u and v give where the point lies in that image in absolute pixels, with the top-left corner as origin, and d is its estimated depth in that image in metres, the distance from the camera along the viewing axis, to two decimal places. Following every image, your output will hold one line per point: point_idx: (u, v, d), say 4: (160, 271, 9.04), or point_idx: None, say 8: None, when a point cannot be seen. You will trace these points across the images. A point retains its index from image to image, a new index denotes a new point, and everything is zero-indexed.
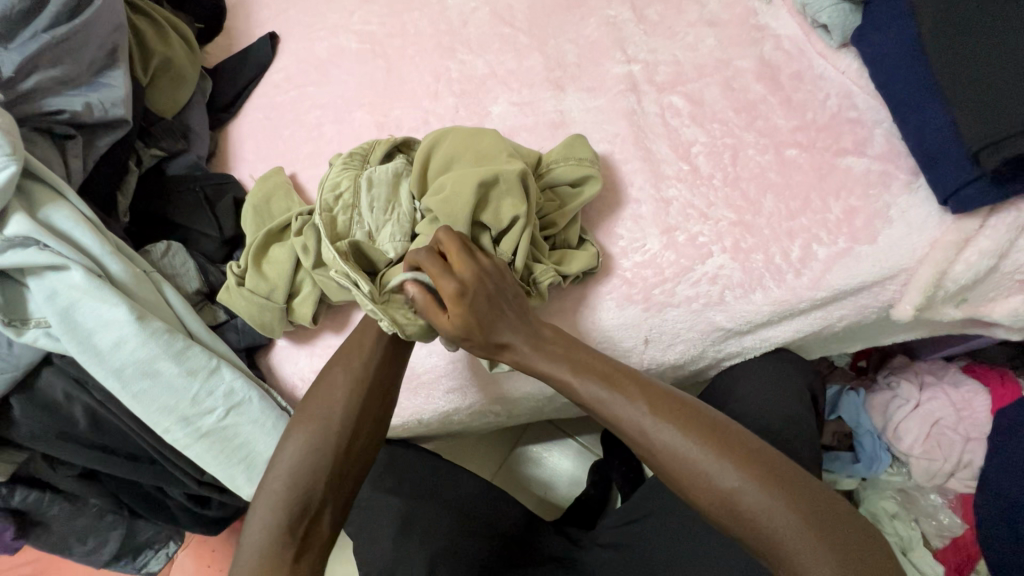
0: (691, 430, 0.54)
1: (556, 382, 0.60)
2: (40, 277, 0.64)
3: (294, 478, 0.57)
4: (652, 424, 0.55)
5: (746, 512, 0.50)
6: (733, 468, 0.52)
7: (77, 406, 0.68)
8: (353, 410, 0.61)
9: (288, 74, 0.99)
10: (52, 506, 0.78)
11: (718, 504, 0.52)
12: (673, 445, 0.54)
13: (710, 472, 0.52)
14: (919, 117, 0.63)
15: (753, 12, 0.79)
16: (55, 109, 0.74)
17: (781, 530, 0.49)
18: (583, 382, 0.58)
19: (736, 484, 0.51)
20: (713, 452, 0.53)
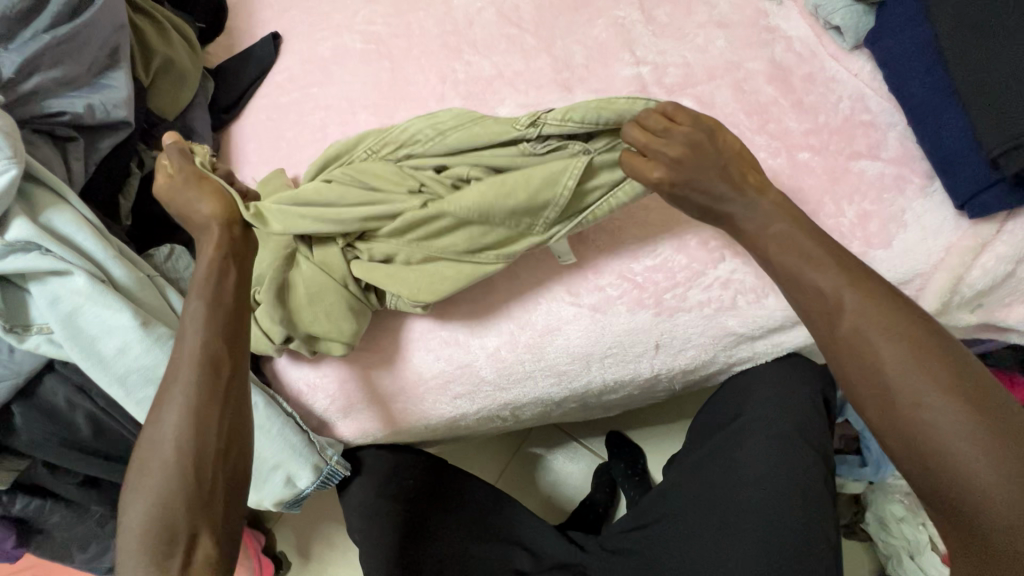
0: (913, 346, 0.51)
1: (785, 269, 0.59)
2: (43, 282, 0.63)
3: (148, 516, 0.53)
4: (870, 329, 0.53)
5: (946, 452, 0.47)
6: (943, 393, 0.49)
7: (80, 413, 0.67)
8: (185, 423, 0.56)
9: (291, 75, 0.98)
10: (52, 513, 0.77)
11: (910, 426, 0.49)
12: (901, 367, 0.51)
13: (912, 392, 0.50)
14: (936, 121, 0.62)
15: (763, 13, 0.79)
16: (56, 110, 0.73)
17: (964, 463, 0.47)
18: (819, 276, 0.56)
19: (940, 411, 0.48)
20: (915, 369, 0.50)
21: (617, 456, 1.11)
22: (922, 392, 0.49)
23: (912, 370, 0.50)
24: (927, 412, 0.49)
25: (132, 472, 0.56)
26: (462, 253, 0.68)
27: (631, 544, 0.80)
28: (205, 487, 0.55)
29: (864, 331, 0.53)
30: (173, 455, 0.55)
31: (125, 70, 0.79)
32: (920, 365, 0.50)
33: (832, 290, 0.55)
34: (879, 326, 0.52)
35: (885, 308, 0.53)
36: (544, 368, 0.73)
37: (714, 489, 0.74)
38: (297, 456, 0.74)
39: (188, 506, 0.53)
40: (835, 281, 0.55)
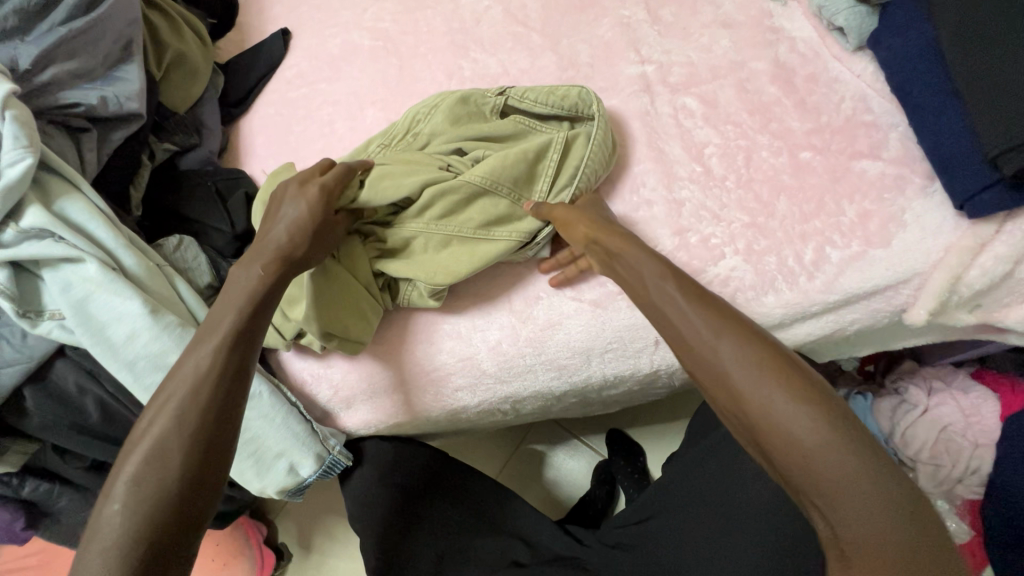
0: (753, 357, 0.50)
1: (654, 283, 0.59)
2: (56, 269, 0.65)
3: (123, 527, 0.50)
4: (730, 345, 0.51)
5: (812, 464, 0.46)
6: (791, 404, 0.47)
7: (89, 398, 0.69)
8: (195, 402, 0.56)
9: (299, 71, 0.99)
10: (60, 498, 0.78)
11: (773, 440, 0.48)
12: (756, 384, 0.49)
13: (769, 406, 0.48)
14: (936, 121, 0.63)
15: (767, 14, 0.79)
16: (71, 102, 0.75)
17: (833, 472, 0.45)
18: (683, 296, 0.56)
19: (798, 425, 0.47)
20: (766, 383, 0.49)
21: (616, 452, 1.11)
22: (775, 407, 0.48)
23: (764, 386, 0.49)
24: (786, 424, 0.47)
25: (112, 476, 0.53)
26: (478, 227, 0.71)
27: (628, 538, 0.81)
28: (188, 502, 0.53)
29: (722, 350, 0.52)
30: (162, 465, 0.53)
31: (138, 63, 0.81)
32: (774, 380, 0.49)
33: (685, 314, 0.55)
34: (733, 342, 0.51)
35: (730, 326, 0.53)
36: (544, 363, 0.74)
37: (713, 485, 0.75)
38: (300, 445, 0.75)
39: (172, 516, 0.51)
40: (702, 314, 0.54)
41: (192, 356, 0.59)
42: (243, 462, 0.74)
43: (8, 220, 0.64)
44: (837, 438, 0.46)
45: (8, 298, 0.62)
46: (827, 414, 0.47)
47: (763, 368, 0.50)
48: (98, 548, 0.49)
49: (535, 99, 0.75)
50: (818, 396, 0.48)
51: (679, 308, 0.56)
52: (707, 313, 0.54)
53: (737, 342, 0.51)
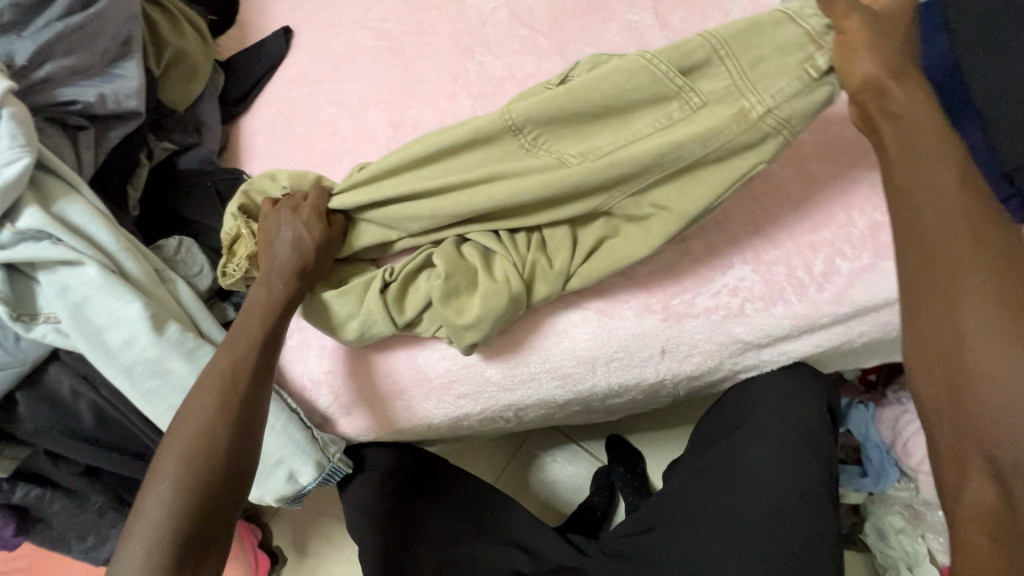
0: (1016, 319, 0.43)
1: (908, 217, 0.48)
2: (52, 271, 0.63)
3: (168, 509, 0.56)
4: (987, 281, 0.44)
5: (1018, 448, 0.41)
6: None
7: (83, 403, 0.67)
8: (213, 426, 0.60)
9: (302, 70, 0.98)
10: (51, 503, 0.76)
11: (989, 397, 0.42)
12: (999, 333, 0.43)
13: (1002, 358, 0.42)
14: (950, 134, 0.62)
15: None
16: (68, 99, 0.73)
17: None
18: (943, 227, 0.47)
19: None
20: (1003, 349, 0.42)
21: (617, 459, 1.10)
22: (1018, 368, 0.41)
23: (1011, 336, 0.42)
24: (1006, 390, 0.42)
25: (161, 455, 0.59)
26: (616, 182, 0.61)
27: (631, 549, 0.79)
28: (223, 500, 0.59)
29: (976, 288, 0.44)
30: (197, 465, 0.58)
31: (137, 60, 0.80)
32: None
33: (937, 223, 0.47)
34: (989, 275, 0.44)
35: (991, 263, 0.45)
36: (549, 371, 0.73)
37: (716, 498, 0.74)
38: (299, 452, 0.74)
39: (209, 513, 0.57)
40: (961, 229, 0.46)
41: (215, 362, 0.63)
42: None
43: (5, 220, 0.63)
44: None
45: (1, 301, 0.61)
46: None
47: (1011, 323, 0.43)
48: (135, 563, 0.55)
49: (633, 89, 0.58)
50: None
51: (935, 228, 0.47)
52: (974, 233, 0.46)
53: (994, 281, 0.44)
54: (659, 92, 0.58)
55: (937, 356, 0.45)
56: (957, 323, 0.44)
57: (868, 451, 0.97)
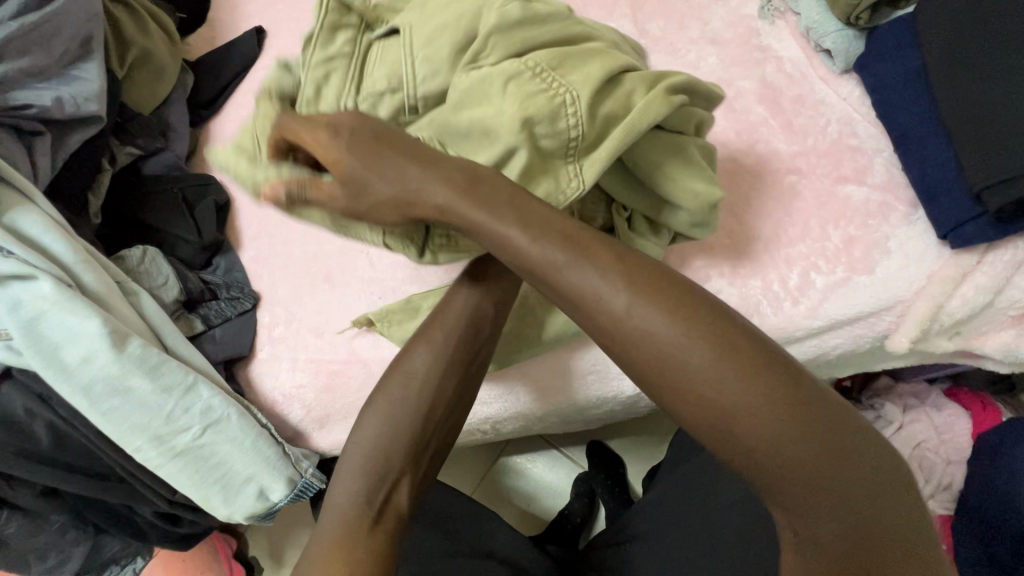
0: (713, 345, 0.41)
1: (493, 236, 0.47)
2: (4, 286, 0.60)
3: (377, 441, 0.54)
4: (634, 316, 0.42)
5: (777, 473, 0.40)
6: (747, 390, 0.40)
7: (40, 423, 0.64)
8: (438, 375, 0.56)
9: (274, 72, 0.95)
10: (9, 524, 0.73)
11: (710, 429, 0.41)
12: (682, 364, 0.41)
13: (704, 382, 0.40)
14: (922, 149, 0.63)
15: (755, 32, 0.79)
16: (22, 103, 0.70)
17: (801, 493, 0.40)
18: (539, 243, 0.46)
19: (754, 411, 0.39)
20: (744, 386, 0.40)
21: (597, 466, 1.10)
22: (726, 395, 0.40)
23: (675, 335, 0.41)
24: (751, 430, 0.39)
25: (378, 391, 0.56)
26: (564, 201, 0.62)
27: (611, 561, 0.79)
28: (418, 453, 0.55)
29: (641, 324, 0.42)
30: (409, 408, 0.55)
31: (97, 62, 0.76)
32: (724, 363, 0.40)
33: (572, 271, 0.44)
34: (654, 308, 0.42)
35: (643, 301, 0.42)
36: (527, 385, 0.72)
37: (693, 508, 0.74)
38: (270, 469, 0.69)
39: (404, 458, 0.54)
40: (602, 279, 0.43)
41: (445, 301, 0.59)
42: (207, 489, 0.67)
43: None
44: (802, 438, 0.39)
45: None
46: (801, 417, 0.40)
47: (724, 356, 0.40)
48: (333, 518, 0.51)
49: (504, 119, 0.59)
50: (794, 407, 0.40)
51: (560, 268, 0.45)
52: (569, 253, 0.45)
53: (660, 315, 0.42)
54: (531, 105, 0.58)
55: (678, 396, 0.41)
56: (641, 361, 0.42)
57: None
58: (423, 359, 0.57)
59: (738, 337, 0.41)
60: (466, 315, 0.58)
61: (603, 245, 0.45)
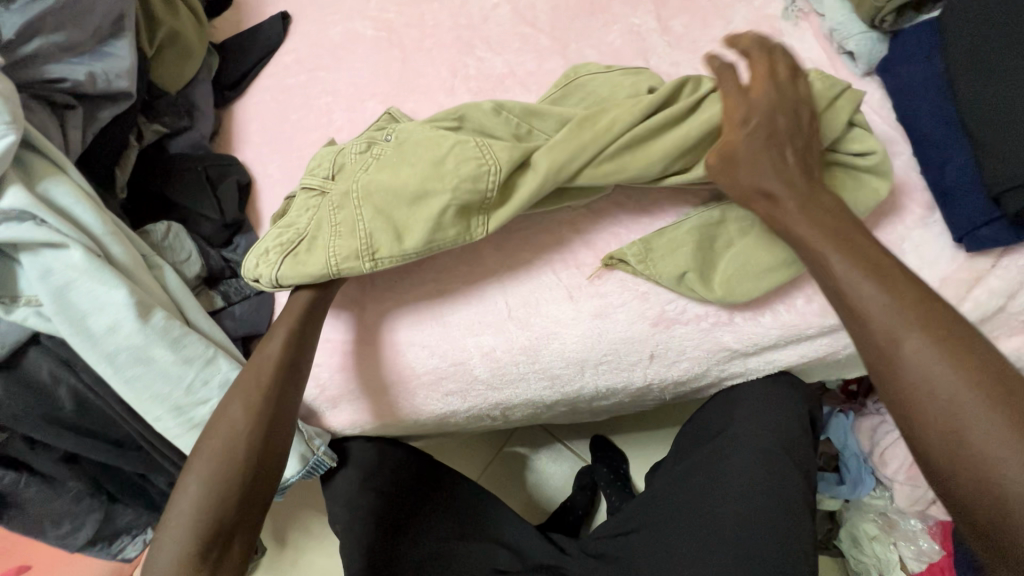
0: (912, 309, 0.49)
1: (804, 244, 0.57)
2: (35, 254, 0.62)
3: (197, 507, 0.54)
4: (923, 356, 0.47)
5: (956, 421, 0.45)
6: (1003, 435, 0.43)
7: (64, 389, 0.66)
8: (249, 432, 0.58)
9: (298, 57, 0.96)
10: (29, 487, 0.75)
11: (948, 453, 0.44)
12: (950, 397, 0.45)
13: (913, 357, 0.48)
14: (942, 153, 0.64)
15: (778, 32, 0.79)
16: (56, 77, 0.71)
17: (983, 445, 0.43)
18: (818, 234, 0.56)
19: (1004, 453, 0.42)
20: (928, 342, 0.47)
21: (601, 459, 1.11)
22: (980, 434, 0.43)
23: (877, 294, 0.51)
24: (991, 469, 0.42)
25: (195, 455, 0.57)
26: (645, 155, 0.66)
27: (614, 550, 0.80)
28: (249, 508, 0.56)
29: (910, 354, 0.48)
30: (227, 475, 0.56)
31: (129, 40, 0.78)
32: (997, 417, 0.43)
33: (873, 303, 0.51)
34: (884, 297, 0.50)
35: (857, 259, 0.53)
36: (538, 372, 0.73)
37: (697, 498, 0.75)
38: None
39: (235, 515, 0.55)
40: (882, 296, 0.50)
41: (263, 356, 0.62)
42: None
43: None
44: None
45: None
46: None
47: (919, 311, 0.49)
48: None
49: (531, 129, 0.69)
50: (989, 371, 0.45)
51: (804, 228, 0.57)
52: (825, 229, 0.56)
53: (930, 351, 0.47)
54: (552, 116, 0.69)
55: (879, 347, 0.50)
56: (897, 377, 0.48)
57: (846, 459, 1.01)
58: (232, 427, 0.58)
59: (949, 328, 0.48)
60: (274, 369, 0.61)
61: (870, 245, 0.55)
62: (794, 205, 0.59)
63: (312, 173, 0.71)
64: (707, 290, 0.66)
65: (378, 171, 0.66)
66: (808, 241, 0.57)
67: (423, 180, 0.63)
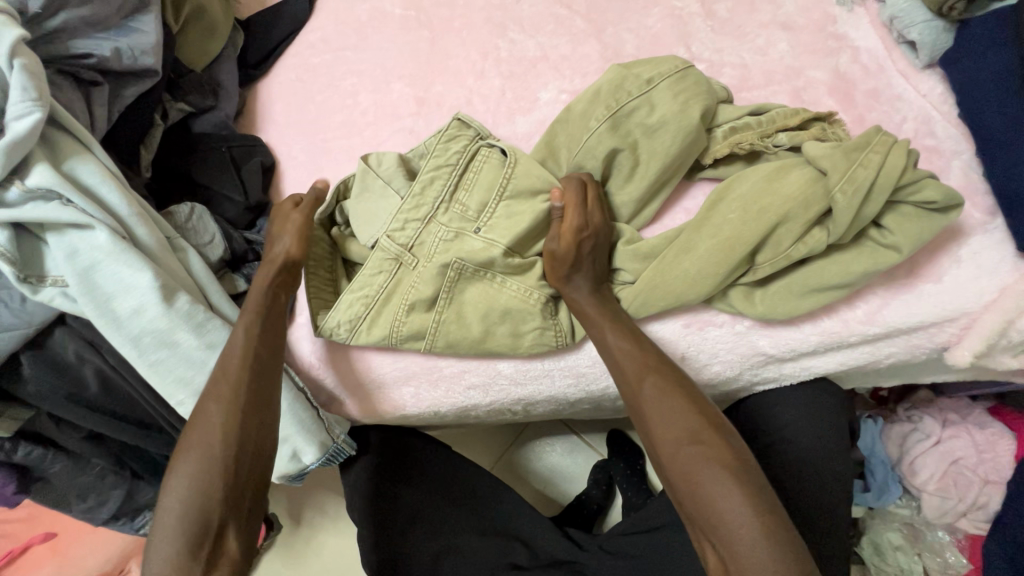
0: (683, 404, 0.56)
1: (590, 327, 0.63)
2: (62, 234, 0.61)
3: (185, 509, 0.54)
4: (655, 402, 0.57)
5: (716, 507, 0.50)
6: (704, 454, 0.53)
7: (89, 369, 0.66)
8: (229, 429, 0.57)
9: (325, 35, 0.94)
10: (54, 464, 0.75)
11: (676, 477, 0.54)
12: (671, 430, 0.55)
13: (683, 449, 0.54)
14: (1009, 154, 0.60)
15: (831, 19, 0.75)
16: (83, 52, 0.70)
17: (738, 527, 0.49)
18: (614, 330, 0.62)
19: (714, 472, 0.52)
20: (687, 429, 0.55)
21: (617, 454, 1.10)
22: (725, 507, 0.50)
23: (661, 391, 0.57)
24: (694, 489, 0.52)
25: (178, 456, 0.57)
26: (712, 205, 0.65)
27: (632, 549, 0.78)
28: (235, 507, 0.56)
29: (647, 397, 0.57)
30: (211, 467, 0.56)
31: (155, 15, 0.76)
32: (705, 448, 0.53)
33: (619, 354, 0.61)
34: (662, 391, 0.57)
35: (652, 363, 0.60)
36: (563, 370, 0.72)
37: None
38: (303, 432, 0.71)
39: (223, 507, 0.55)
40: (632, 359, 0.60)
41: (226, 353, 0.62)
42: None
43: (13, 177, 0.60)
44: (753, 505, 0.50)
45: (9, 261, 0.59)
46: (749, 487, 0.51)
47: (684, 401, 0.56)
48: None
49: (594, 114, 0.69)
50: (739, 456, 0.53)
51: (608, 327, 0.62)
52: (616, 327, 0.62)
53: (659, 394, 0.57)
54: (615, 109, 0.68)
55: (658, 441, 0.56)
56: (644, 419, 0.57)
57: (872, 466, 0.96)
58: (212, 423, 0.58)
59: (708, 421, 0.55)
60: (239, 363, 0.61)
61: (655, 349, 0.61)
62: (586, 287, 0.65)
63: (390, 234, 0.70)
64: (747, 306, 0.64)
65: (472, 303, 0.68)
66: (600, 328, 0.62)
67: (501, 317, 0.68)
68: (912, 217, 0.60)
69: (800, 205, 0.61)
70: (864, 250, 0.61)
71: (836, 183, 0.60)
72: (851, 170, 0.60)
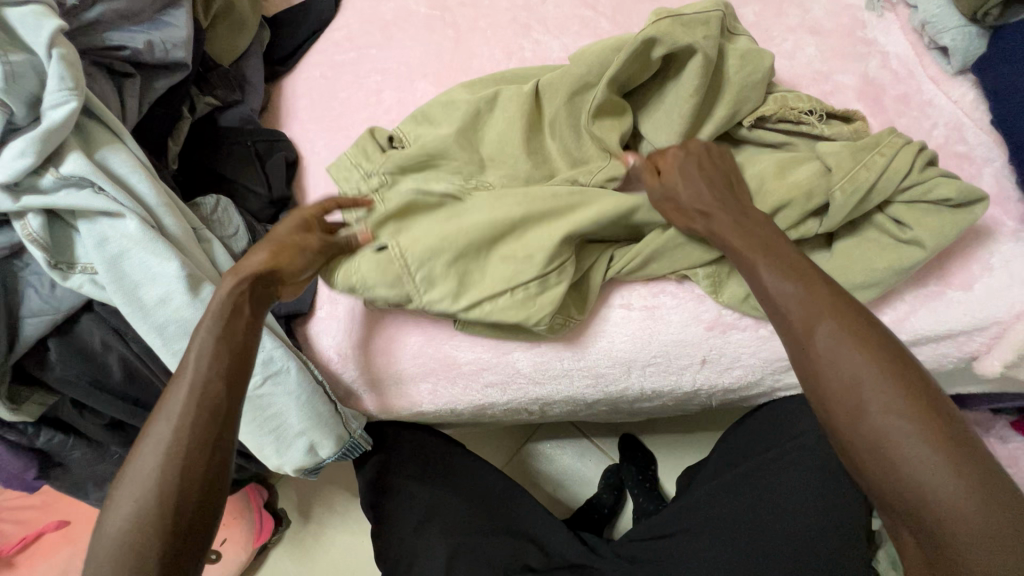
0: (866, 352, 0.47)
1: (739, 261, 0.56)
2: (92, 221, 0.62)
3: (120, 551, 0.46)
4: (829, 338, 0.48)
5: (916, 482, 0.43)
6: (898, 412, 0.44)
7: (113, 356, 0.66)
8: (175, 460, 0.49)
9: (350, 33, 0.94)
10: (74, 450, 0.76)
11: (860, 441, 0.45)
12: (854, 390, 0.46)
13: (870, 403, 0.45)
14: None
15: (859, 24, 0.75)
16: (116, 44, 0.71)
17: (946, 504, 0.41)
18: (767, 267, 0.54)
19: (902, 428, 0.44)
20: (872, 380, 0.46)
21: (629, 458, 1.09)
22: (918, 475, 0.43)
23: (834, 339, 0.48)
24: (895, 451, 0.44)
25: (117, 485, 0.49)
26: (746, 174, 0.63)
27: (646, 553, 0.77)
28: (174, 542, 0.47)
29: (821, 342, 0.48)
30: (153, 494, 0.48)
31: (187, 9, 0.77)
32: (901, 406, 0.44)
33: (779, 295, 0.52)
34: (840, 331, 0.48)
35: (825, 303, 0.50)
36: (582, 370, 0.71)
37: (745, 509, 0.73)
38: (322, 425, 0.71)
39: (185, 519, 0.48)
40: (801, 303, 0.50)
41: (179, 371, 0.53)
42: (263, 437, 0.70)
43: (47, 164, 0.61)
44: (976, 496, 0.41)
45: (40, 246, 0.60)
46: (956, 452, 0.42)
47: (866, 349, 0.47)
48: None
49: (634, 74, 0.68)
50: (942, 414, 0.44)
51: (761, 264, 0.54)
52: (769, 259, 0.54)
53: (837, 341, 0.47)
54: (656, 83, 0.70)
55: (833, 394, 0.47)
56: (813, 366, 0.48)
57: None
58: (153, 451, 0.49)
59: (901, 372, 0.46)
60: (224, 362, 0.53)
61: (824, 283, 0.51)
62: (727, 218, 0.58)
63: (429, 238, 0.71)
64: None
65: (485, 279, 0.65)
66: (753, 267, 0.55)
67: (531, 295, 0.64)
68: (931, 213, 0.60)
69: (802, 196, 0.61)
70: (869, 238, 0.62)
71: (839, 180, 0.60)
72: (854, 170, 0.60)
